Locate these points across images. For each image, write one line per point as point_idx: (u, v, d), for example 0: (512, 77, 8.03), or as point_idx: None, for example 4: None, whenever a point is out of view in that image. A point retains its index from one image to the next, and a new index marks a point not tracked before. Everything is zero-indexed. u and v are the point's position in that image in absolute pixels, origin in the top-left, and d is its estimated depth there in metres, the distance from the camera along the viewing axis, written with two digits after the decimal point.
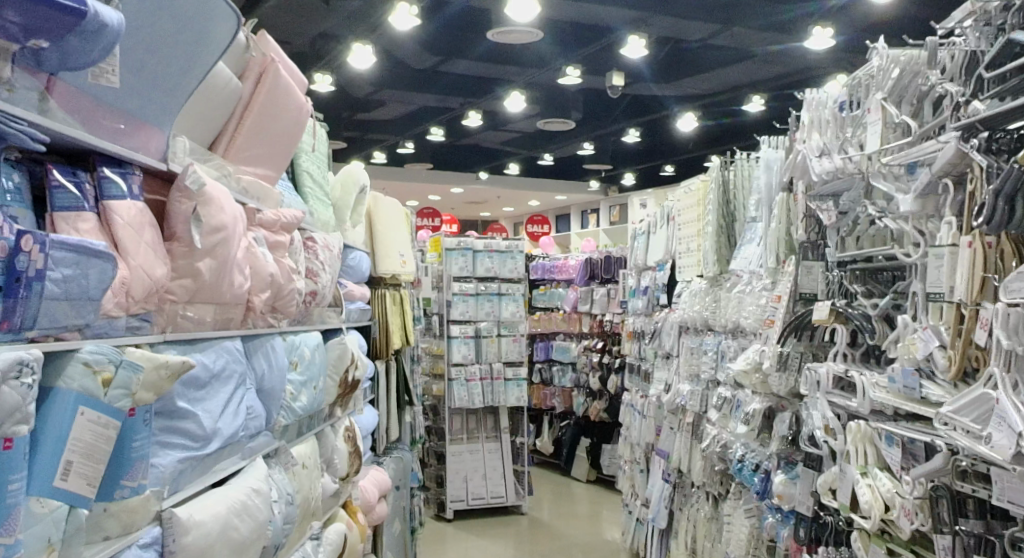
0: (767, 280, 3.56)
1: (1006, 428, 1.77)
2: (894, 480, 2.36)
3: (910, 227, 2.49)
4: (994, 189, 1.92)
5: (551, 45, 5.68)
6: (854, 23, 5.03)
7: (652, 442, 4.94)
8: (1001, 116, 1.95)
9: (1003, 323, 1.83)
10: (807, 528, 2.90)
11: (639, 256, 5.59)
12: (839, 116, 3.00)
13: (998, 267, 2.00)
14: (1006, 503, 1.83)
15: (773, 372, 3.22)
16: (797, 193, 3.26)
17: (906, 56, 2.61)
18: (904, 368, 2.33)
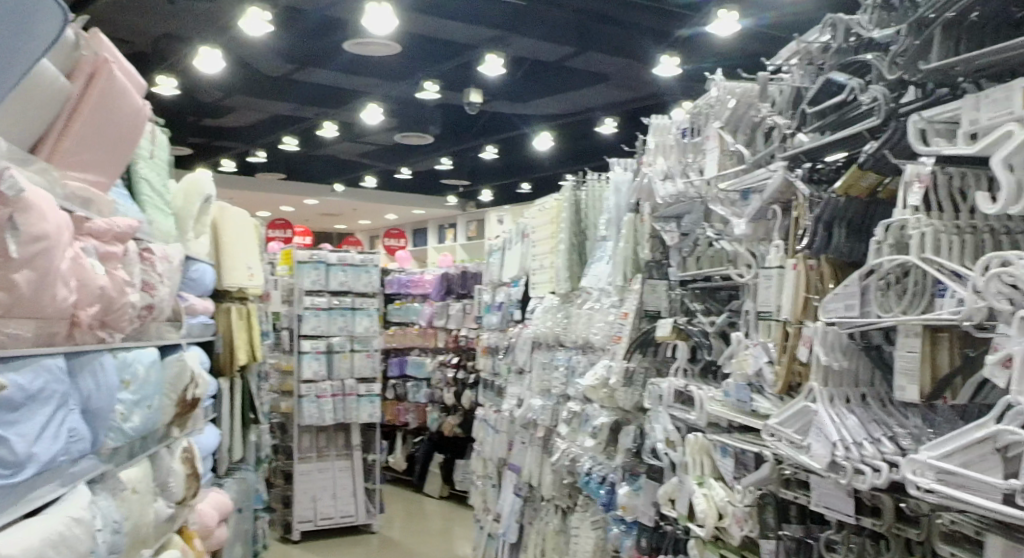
0: (615, 297, 3.67)
1: (823, 438, 1.89)
2: (727, 489, 2.47)
3: (743, 249, 2.67)
4: (815, 216, 2.08)
5: (410, 59, 5.66)
6: (702, 57, 5.28)
7: (504, 457, 4.97)
8: (822, 148, 2.12)
9: (822, 340, 1.98)
10: (648, 538, 3.03)
11: (494, 272, 5.65)
12: (681, 142, 3.14)
13: (819, 288, 2.14)
14: (822, 508, 1.96)
15: (619, 388, 3.35)
16: (643, 215, 3.44)
17: (741, 88, 2.76)
18: (737, 384, 2.46)
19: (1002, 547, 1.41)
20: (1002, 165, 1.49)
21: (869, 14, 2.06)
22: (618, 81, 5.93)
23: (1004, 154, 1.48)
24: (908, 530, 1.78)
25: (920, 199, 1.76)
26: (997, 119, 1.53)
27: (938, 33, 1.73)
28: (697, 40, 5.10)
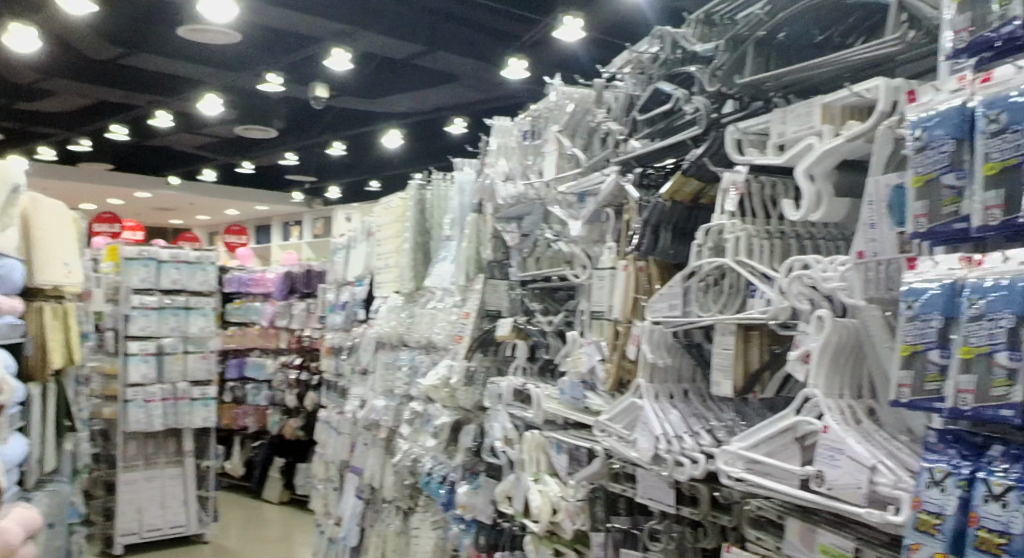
0: (458, 297, 3.67)
1: (647, 432, 1.96)
2: (561, 485, 2.52)
3: (579, 250, 2.71)
4: (643, 219, 2.15)
5: (251, 48, 5.45)
6: (551, 65, 5.37)
7: (346, 459, 4.87)
8: (652, 154, 2.20)
9: (649, 339, 2.04)
10: (487, 535, 3.04)
11: (339, 271, 5.53)
12: (522, 144, 3.20)
13: (647, 289, 2.23)
14: (647, 500, 2.04)
15: (460, 388, 3.35)
16: (485, 215, 3.47)
17: (579, 94, 2.83)
18: (572, 381, 2.51)
19: (799, 530, 1.50)
20: (804, 175, 1.58)
21: (692, 28, 2.17)
22: (469, 86, 5.93)
23: (806, 165, 1.58)
24: (721, 517, 1.87)
25: (735, 205, 1.85)
26: (800, 132, 1.63)
27: (751, 49, 1.83)
28: (545, 47, 5.19)
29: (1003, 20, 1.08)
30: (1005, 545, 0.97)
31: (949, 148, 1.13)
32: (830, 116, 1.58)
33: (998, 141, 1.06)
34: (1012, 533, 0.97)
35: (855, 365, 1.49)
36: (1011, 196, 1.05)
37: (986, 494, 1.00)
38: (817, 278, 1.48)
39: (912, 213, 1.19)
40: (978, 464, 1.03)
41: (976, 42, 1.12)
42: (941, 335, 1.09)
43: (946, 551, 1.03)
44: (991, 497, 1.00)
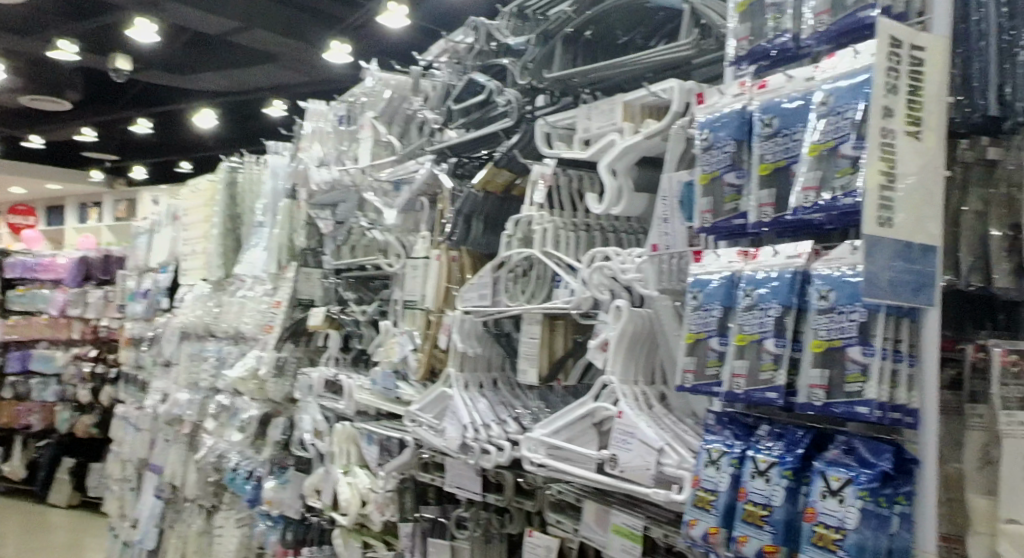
0: (269, 286, 3.51)
1: (455, 420, 1.95)
2: (371, 476, 2.48)
3: (394, 238, 2.68)
4: (455, 209, 2.16)
5: (39, 11, 4.98)
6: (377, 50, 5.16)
7: (145, 457, 4.59)
8: (467, 144, 2.21)
9: (460, 328, 2.05)
10: (295, 531, 2.96)
11: (140, 257, 5.18)
12: (338, 129, 3.12)
13: (459, 279, 2.25)
14: (454, 488, 2.03)
15: (269, 379, 3.22)
16: (299, 200, 3.39)
17: (396, 81, 2.79)
18: (383, 372, 2.46)
19: (595, 512, 1.55)
20: (607, 170, 1.64)
21: (505, 21, 2.19)
22: (290, 67, 5.55)
23: (609, 160, 1.63)
24: (525, 502, 1.90)
25: (543, 197, 1.89)
26: (604, 128, 1.69)
27: (559, 45, 1.88)
28: (370, 30, 4.97)
29: (777, 33, 1.16)
30: (767, 517, 0.99)
31: (730, 148, 1.20)
32: (630, 114, 1.66)
33: (772, 144, 1.12)
34: (773, 505, 0.99)
35: (649, 353, 1.55)
36: (781, 195, 1.12)
37: (753, 470, 1.03)
38: (616, 270, 1.53)
39: (698, 210, 1.25)
40: (749, 443, 1.07)
41: (754, 51, 1.19)
42: (721, 324, 1.16)
43: (718, 525, 1.05)
44: (756, 473, 1.02)
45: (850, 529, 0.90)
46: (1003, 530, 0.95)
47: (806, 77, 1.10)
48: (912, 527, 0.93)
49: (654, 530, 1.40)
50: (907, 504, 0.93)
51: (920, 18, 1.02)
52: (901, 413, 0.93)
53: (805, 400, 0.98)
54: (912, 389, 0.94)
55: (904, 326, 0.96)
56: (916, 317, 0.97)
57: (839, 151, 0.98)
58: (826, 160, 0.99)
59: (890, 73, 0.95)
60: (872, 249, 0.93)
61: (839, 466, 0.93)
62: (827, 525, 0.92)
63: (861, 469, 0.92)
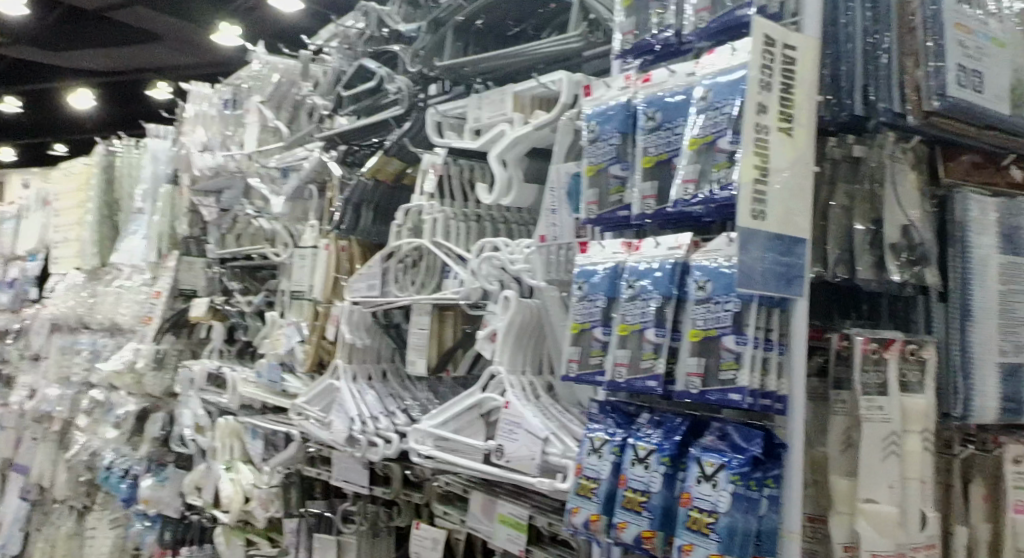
0: (149, 275, 3.36)
1: (342, 413, 1.90)
2: (256, 472, 2.41)
3: (281, 227, 2.60)
4: (344, 198, 2.11)
5: None
6: (268, 35, 4.83)
7: (9, 457, 4.32)
8: (358, 132, 2.16)
9: (348, 319, 1.99)
10: (173, 531, 2.85)
11: (6, 243, 4.86)
12: (223, 114, 3.00)
13: (347, 269, 2.20)
14: (342, 482, 2.00)
15: (147, 372, 3.07)
16: (181, 187, 3.25)
17: (284, 65, 2.70)
18: (270, 364, 2.36)
19: (482, 502, 1.54)
20: (497, 160, 1.63)
21: (397, 7, 2.17)
22: (174, 47, 5.24)
23: (499, 151, 1.62)
24: (413, 495, 1.88)
25: (434, 187, 1.88)
26: (494, 119, 1.69)
27: (450, 34, 1.86)
28: (262, 14, 4.64)
29: (660, 28, 1.18)
30: (645, 502, 1.01)
31: (615, 141, 1.21)
32: (521, 105, 1.66)
33: (655, 137, 1.13)
34: (651, 491, 1.01)
35: (536, 344, 1.55)
36: (662, 187, 1.12)
37: (633, 457, 1.05)
38: (505, 262, 1.53)
39: (585, 201, 1.25)
40: (630, 431, 1.09)
41: (638, 45, 1.21)
42: (604, 314, 1.16)
43: (599, 512, 1.06)
44: (636, 460, 1.04)
45: (722, 513, 0.93)
46: (862, 510, 0.98)
47: (687, 73, 1.12)
48: (780, 509, 0.96)
49: (538, 518, 1.40)
50: (775, 487, 0.96)
51: (794, 18, 1.05)
52: (771, 400, 0.97)
53: (683, 388, 1.01)
54: (782, 376, 0.98)
55: (775, 316, 0.98)
56: (786, 307, 0.99)
57: (716, 146, 1.00)
58: (705, 153, 1.02)
59: (764, 70, 0.97)
60: (746, 241, 0.94)
61: (713, 452, 0.96)
62: (701, 508, 0.94)
63: (733, 454, 0.95)
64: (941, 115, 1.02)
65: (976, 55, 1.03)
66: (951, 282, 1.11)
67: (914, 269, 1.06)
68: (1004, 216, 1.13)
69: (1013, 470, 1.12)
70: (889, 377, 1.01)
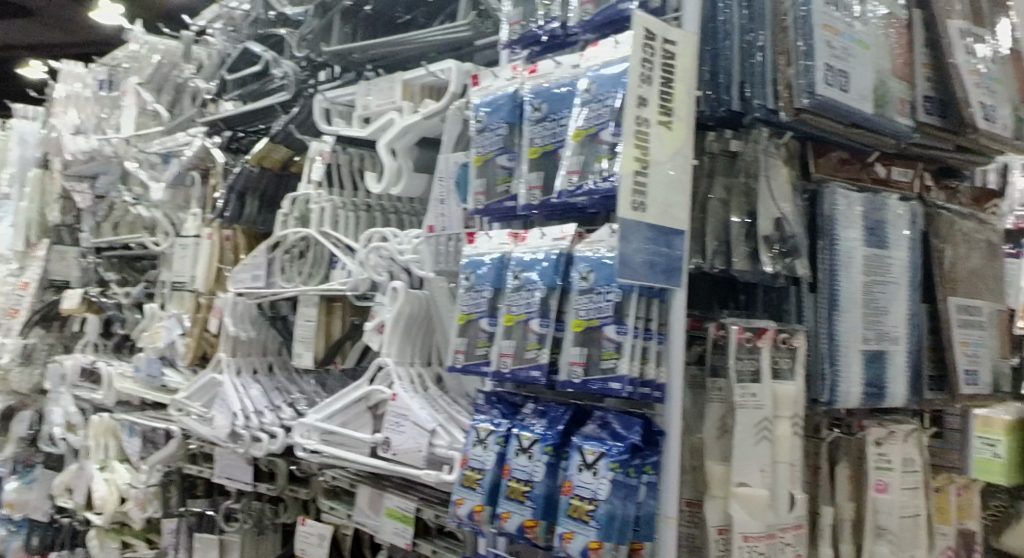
0: (12, 266, 3.13)
1: (225, 409, 1.81)
2: (133, 471, 2.30)
3: (162, 216, 2.49)
4: (228, 186, 2.04)
5: None
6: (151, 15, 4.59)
7: None
8: (243, 117, 2.10)
9: (232, 311, 1.90)
10: (42, 535, 2.69)
11: None
12: (98, 95, 2.84)
13: (231, 260, 2.14)
14: (224, 479, 1.93)
15: (13, 368, 2.89)
16: (52, 171, 3.07)
17: (165, 46, 2.58)
18: (149, 358, 2.24)
19: (369, 496, 1.52)
20: (386, 149, 1.60)
21: None
22: (47, 24, 4.92)
23: (388, 140, 1.59)
24: (299, 490, 1.84)
25: (322, 175, 1.83)
26: (383, 107, 1.65)
27: (337, 18, 1.83)
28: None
29: (546, 19, 1.18)
30: (528, 492, 1.01)
31: (502, 131, 1.20)
32: (411, 94, 1.63)
33: (541, 128, 1.13)
34: (534, 481, 1.01)
35: (425, 335, 1.53)
36: (548, 178, 1.12)
37: (517, 447, 1.05)
38: (393, 253, 1.50)
39: (472, 191, 1.24)
40: (515, 421, 1.09)
41: (525, 35, 1.21)
42: (491, 305, 1.16)
43: (483, 503, 1.06)
44: (520, 450, 1.04)
45: (601, 500, 0.94)
46: (735, 493, 1.02)
47: (572, 64, 1.12)
48: (657, 494, 0.98)
49: (425, 511, 1.40)
50: (653, 473, 0.98)
51: (675, 14, 1.07)
52: (650, 388, 0.98)
53: (565, 378, 1.01)
54: (661, 364, 0.99)
55: (654, 306, 1.00)
56: (665, 297, 1.01)
57: (599, 137, 1.02)
58: (588, 145, 1.03)
59: (645, 65, 0.98)
60: (627, 233, 0.95)
61: (594, 441, 0.97)
62: (582, 496, 0.95)
63: (613, 442, 0.96)
64: (810, 113, 1.06)
65: (842, 56, 1.08)
66: (819, 273, 1.16)
67: (786, 260, 1.09)
68: (867, 210, 1.20)
69: (875, 452, 1.19)
70: (762, 364, 1.04)
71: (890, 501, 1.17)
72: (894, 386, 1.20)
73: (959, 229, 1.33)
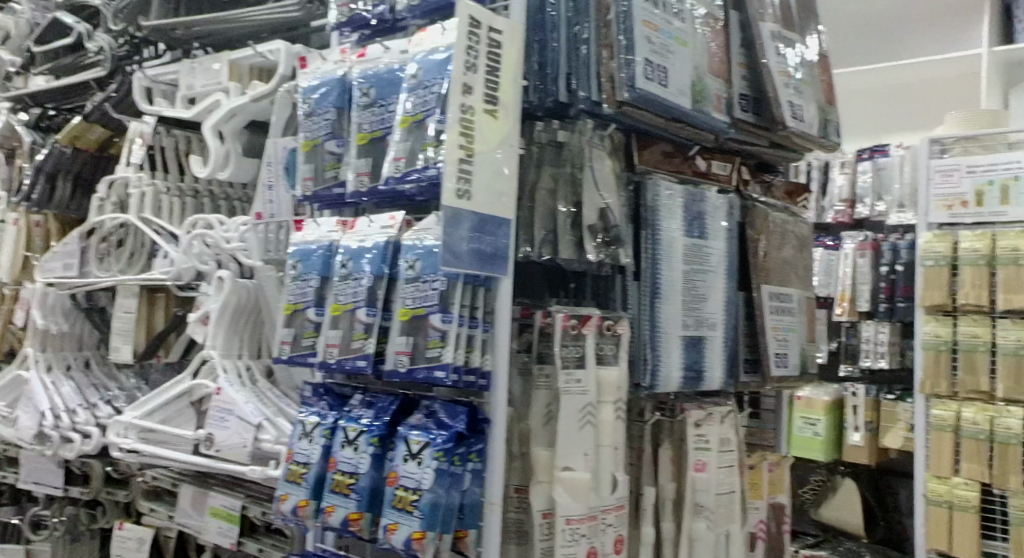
0: None
1: (31, 408, 1.66)
2: None
3: None
4: (36, 166, 1.87)
5: None
6: None
7: None
8: (54, 94, 1.94)
9: (41, 303, 1.76)
10: None
11: None
12: None
13: (41, 249, 1.94)
14: (31, 484, 1.78)
15: None
16: None
17: None
18: None
19: (192, 496, 1.44)
20: (211, 132, 1.53)
21: None
22: None
23: (213, 122, 1.52)
24: (117, 493, 1.73)
25: (143, 158, 1.73)
26: (208, 87, 1.57)
27: None
28: None
29: (374, 2, 1.15)
30: (353, 485, 0.99)
31: (331, 116, 1.17)
32: (237, 75, 1.56)
33: (369, 113, 1.11)
34: (359, 473, 0.99)
35: (254, 326, 1.48)
36: (376, 164, 1.09)
37: (343, 439, 1.02)
38: (218, 241, 1.44)
39: (300, 177, 1.20)
40: (341, 413, 1.07)
41: (354, 19, 1.18)
42: (318, 294, 1.12)
43: (307, 498, 1.03)
44: (347, 442, 1.02)
45: (425, 489, 0.93)
46: (559, 478, 1.04)
47: (400, 50, 1.10)
48: (483, 482, 0.99)
49: (251, 509, 1.35)
50: (478, 461, 0.98)
51: (503, 3, 1.07)
52: (475, 376, 0.99)
53: (392, 367, 1.00)
54: (486, 352, 1.00)
55: (480, 294, 1.00)
56: (491, 286, 1.02)
57: (425, 124, 1.01)
58: (415, 131, 1.02)
59: (469, 52, 0.98)
60: (450, 221, 0.94)
61: (420, 430, 0.97)
62: (406, 487, 0.94)
63: (438, 431, 0.96)
64: (632, 105, 1.09)
65: (661, 52, 1.12)
66: (642, 262, 1.19)
67: (609, 249, 1.12)
68: (687, 202, 1.25)
69: (695, 433, 1.23)
70: (586, 351, 1.07)
71: (708, 479, 1.23)
72: (710, 370, 1.25)
73: (773, 221, 1.42)
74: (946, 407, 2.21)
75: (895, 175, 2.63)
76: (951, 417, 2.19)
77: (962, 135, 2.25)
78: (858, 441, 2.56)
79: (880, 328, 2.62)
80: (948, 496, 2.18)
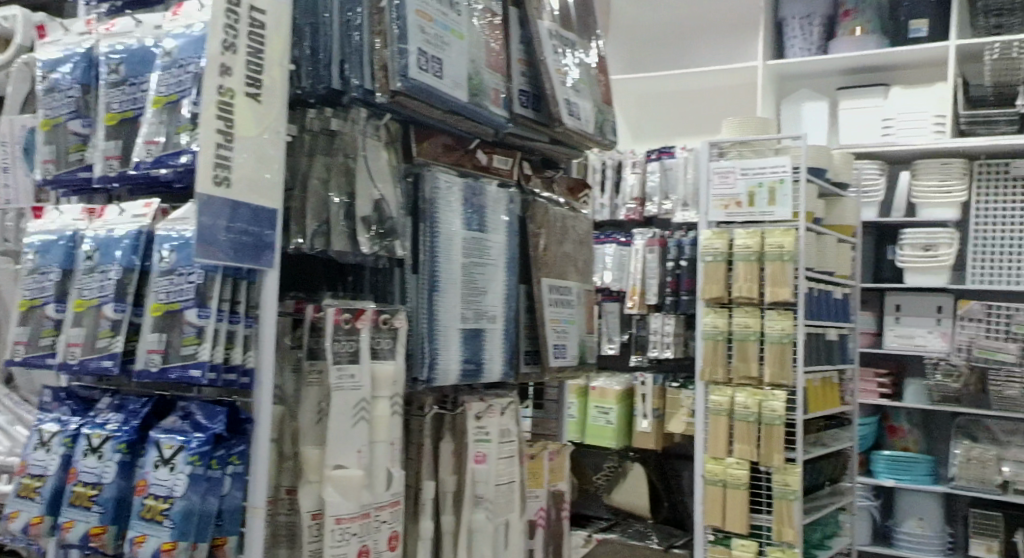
0: None
1: None
2: None
3: None
4: None
5: None
6: None
7: None
8: None
9: None
10: None
11: None
12: None
13: None
14: None
15: None
16: None
17: None
18: None
19: None
20: None
21: None
22: None
23: None
24: None
25: None
26: None
27: None
28: None
29: None
30: (96, 496, 0.91)
31: (75, 93, 1.06)
32: None
33: (118, 92, 1.02)
34: (103, 483, 0.91)
35: None
36: (127, 147, 1.01)
37: (85, 448, 0.94)
38: None
39: (39, 159, 1.09)
40: (86, 419, 0.98)
41: None
42: (59, 289, 1.02)
43: (42, 514, 0.94)
44: (89, 450, 0.93)
45: (177, 497, 0.87)
46: (330, 477, 1.00)
47: (153, 24, 1.02)
48: (244, 485, 0.94)
49: None
50: (240, 464, 0.93)
51: None
52: (236, 374, 0.94)
53: (143, 367, 0.93)
54: (248, 349, 0.95)
55: (241, 288, 0.96)
56: (254, 279, 0.97)
57: (180, 106, 0.94)
58: (168, 113, 0.95)
59: (227, 32, 0.92)
60: (205, 210, 0.89)
61: (173, 434, 0.91)
62: (157, 495, 0.88)
63: (193, 434, 0.91)
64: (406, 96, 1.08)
65: (436, 42, 1.11)
66: (421, 254, 1.18)
67: (384, 240, 1.10)
68: (466, 195, 1.25)
69: (475, 425, 1.24)
70: (360, 345, 1.04)
71: (487, 471, 1.24)
72: (490, 362, 1.26)
73: (553, 215, 1.45)
74: (722, 393, 2.37)
75: (681, 176, 2.79)
76: (726, 402, 2.35)
77: (737, 140, 2.44)
78: (646, 427, 2.70)
79: (666, 320, 2.76)
80: (722, 476, 2.34)
